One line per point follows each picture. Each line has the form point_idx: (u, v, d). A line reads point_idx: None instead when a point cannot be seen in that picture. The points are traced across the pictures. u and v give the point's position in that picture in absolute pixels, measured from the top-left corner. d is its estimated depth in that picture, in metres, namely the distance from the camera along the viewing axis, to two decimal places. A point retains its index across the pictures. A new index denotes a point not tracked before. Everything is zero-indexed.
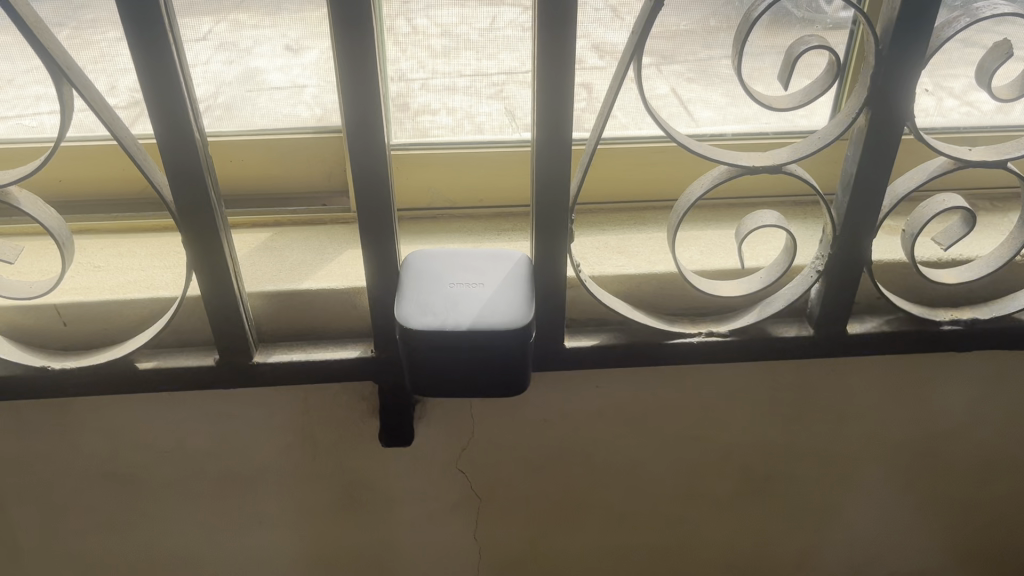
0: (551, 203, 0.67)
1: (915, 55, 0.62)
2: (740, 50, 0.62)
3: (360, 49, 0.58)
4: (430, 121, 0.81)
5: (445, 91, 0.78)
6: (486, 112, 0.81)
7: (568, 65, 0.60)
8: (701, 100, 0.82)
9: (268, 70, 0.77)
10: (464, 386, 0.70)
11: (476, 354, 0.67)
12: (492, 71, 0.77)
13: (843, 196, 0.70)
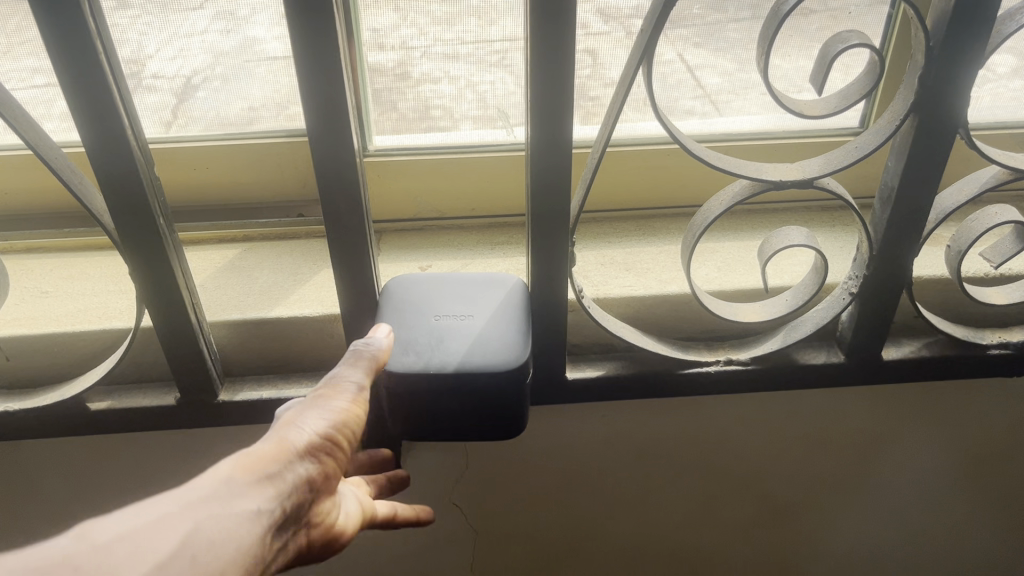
0: (548, 224, 0.58)
1: (972, 52, 0.53)
2: (767, 50, 0.53)
3: (321, 55, 0.49)
4: (432, 91, 0.69)
5: (446, 58, 0.66)
6: (489, 81, 0.68)
7: (567, 68, 0.51)
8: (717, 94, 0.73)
9: (267, 39, 0.65)
10: (455, 429, 0.62)
11: (466, 397, 0.58)
12: (494, 38, 0.65)
13: (882, 211, 0.61)
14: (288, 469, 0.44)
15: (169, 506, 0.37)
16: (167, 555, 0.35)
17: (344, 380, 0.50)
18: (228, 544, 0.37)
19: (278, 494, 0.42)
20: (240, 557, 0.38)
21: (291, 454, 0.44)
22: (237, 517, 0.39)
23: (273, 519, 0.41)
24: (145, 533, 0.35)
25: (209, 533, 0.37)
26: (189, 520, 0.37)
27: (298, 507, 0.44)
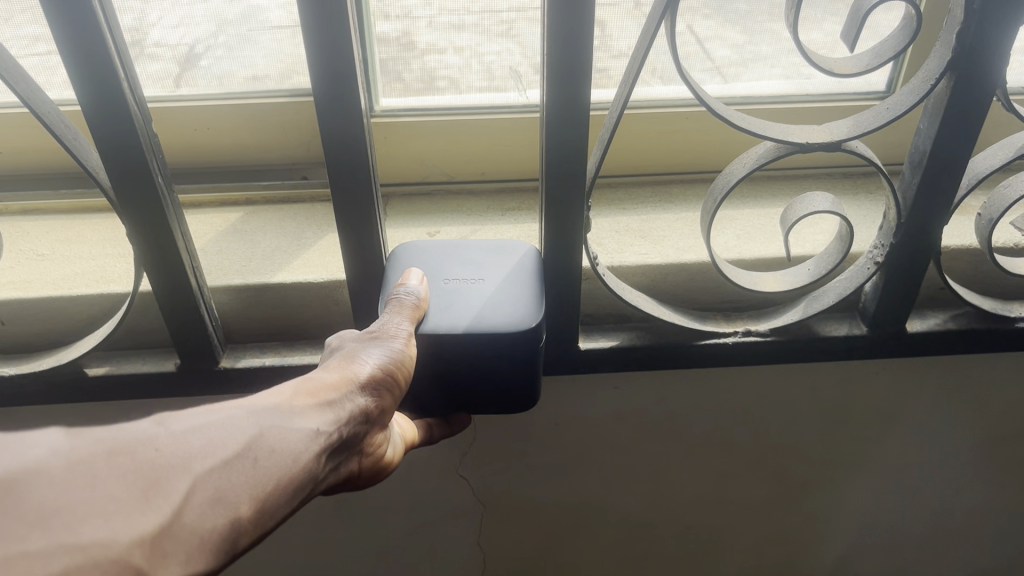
0: (562, 185, 0.55)
1: (1015, 7, 0.50)
2: (798, 7, 0.50)
3: (323, 6, 0.46)
4: (436, 61, 0.67)
5: (453, 29, 0.64)
6: (496, 51, 0.67)
7: (585, 22, 0.47)
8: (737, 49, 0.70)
9: (270, 7, 0.63)
10: (467, 394, 0.59)
11: (477, 360, 0.56)
12: (502, 6, 0.63)
13: (912, 177, 0.59)
14: (345, 397, 0.44)
15: (237, 408, 0.37)
16: (236, 451, 0.35)
17: (399, 321, 0.51)
18: (291, 453, 0.37)
19: (335, 420, 0.42)
20: (301, 472, 0.38)
21: (350, 384, 0.45)
22: (299, 433, 0.39)
23: (333, 440, 0.41)
24: (218, 428, 0.35)
25: (274, 438, 0.37)
26: (255, 423, 0.37)
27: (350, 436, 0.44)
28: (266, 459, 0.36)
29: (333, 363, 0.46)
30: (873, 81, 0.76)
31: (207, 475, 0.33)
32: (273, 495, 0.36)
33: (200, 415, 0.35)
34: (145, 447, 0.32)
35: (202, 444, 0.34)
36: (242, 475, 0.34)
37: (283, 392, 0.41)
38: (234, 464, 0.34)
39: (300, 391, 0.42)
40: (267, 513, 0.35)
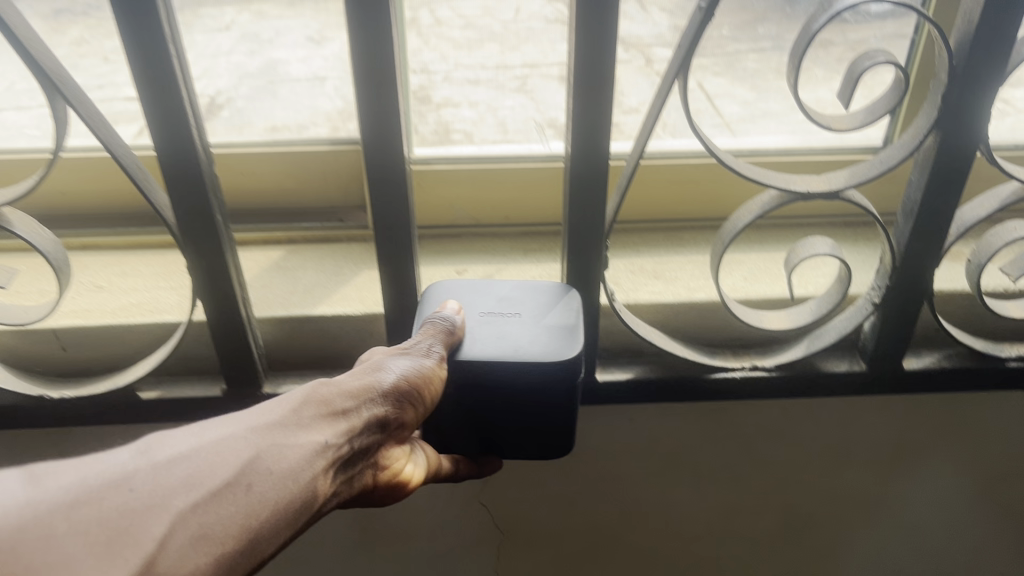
0: (584, 226, 0.61)
1: (993, 71, 0.56)
2: (795, 66, 0.56)
3: (377, 62, 0.52)
4: (451, 114, 0.76)
5: (467, 84, 0.74)
6: (510, 106, 0.76)
7: (607, 80, 0.54)
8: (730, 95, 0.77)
9: (290, 61, 0.75)
10: (502, 427, 0.62)
11: (517, 390, 0.59)
12: (514, 63, 0.73)
13: (905, 224, 0.64)
14: (357, 415, 0.50)
15: (228, 438, 0.43)
16: (226, 481, 0.41)
17: (432, 347, 0.55)
18: (284, 471, 0.43)
19: (339, 436, 0.47)
20: (298, 488, 0.44)
21: (367, 396, 0.50)
22: (297, 452, 0.45)
23: (338, 453, 0.47)
24: (206, 461, 0.41)
25: (269, 460, 0.43)
26: (246, 449, 0.43)
27: (357, 451, 0.49)
28: (260, 482, 0.42)
29: (357, 378, 0.52)
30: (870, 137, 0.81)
31: (193, 506, 0.39)
32: (266, 518, 0.41)
33: (187, 449, 0.42)
34: (128, 491, 0.39)
35: (188, 478, 0.40)
36: (233, 498, 0.40)
37: (284, 413, 0.46)
38: (224, 490, 0.40)
39: (302, 411, 0.47)
40: (261, 535, 0.41)
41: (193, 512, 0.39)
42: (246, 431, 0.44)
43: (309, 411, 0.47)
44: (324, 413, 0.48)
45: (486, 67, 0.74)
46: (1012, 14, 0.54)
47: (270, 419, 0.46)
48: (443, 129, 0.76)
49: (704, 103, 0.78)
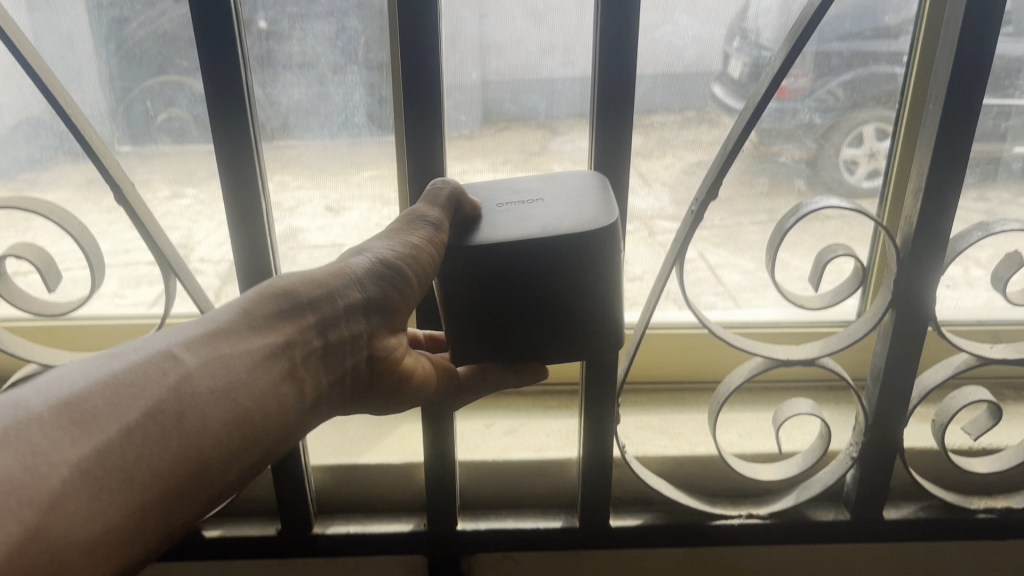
0: (597, 387, 0.71)
1: (933, 262, 0.69)
2: (771, 256, 0.71)
3: None
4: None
5: None
6: None
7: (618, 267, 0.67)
8: (728, 264, 0.92)
9: (310, 228, 0.89)
10: (535, 322, 0.60)
11: (535, 271, 0.57)
12: None
13: (874, 388, 0.75)
14: (311, 310, 0.56)
15: (164, 351, 0.49)
16: (146, 408, 0.46)
17: (418, 224, 0.57)
18: (218, 388, 0.49)
19: (281, 343, 0.54)
20: (227, 400, 0.50)
21: (334, 280, 0.57)
22: (225, 366, 0.51)
23: (281, 354, 0.54)
24: (130, 381, 0.47)
25: (196, 379, 0.49)
26: (178, 364, 0.49)
27: (310, 350, 0.56)
28: (188, 396, 0.48)
29: (313, 275, 0.57)
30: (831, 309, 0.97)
31: (116, 424, 0.45)
32: (189, 437, 0.47)
33: (117, 366, 0.47)
34: (53, 410, 0.44)
35: (112, 399, 0.45)
36: (157, 416, 0.46)
37: (227, 326, 0.52)
38: (150, 406, 0.46)
39: (248, 322, 0.53)
40: (189, 455, 0.47)
41: (112, 433, 0.44)
42: (181, 345, 0.50)
43: (252, 318, 0.54)
44: (268, 317, 0.54)
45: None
46: (941, 218, 0.68)
47: (209, 330, 0.52)
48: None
49: (706, 273, 0.92)
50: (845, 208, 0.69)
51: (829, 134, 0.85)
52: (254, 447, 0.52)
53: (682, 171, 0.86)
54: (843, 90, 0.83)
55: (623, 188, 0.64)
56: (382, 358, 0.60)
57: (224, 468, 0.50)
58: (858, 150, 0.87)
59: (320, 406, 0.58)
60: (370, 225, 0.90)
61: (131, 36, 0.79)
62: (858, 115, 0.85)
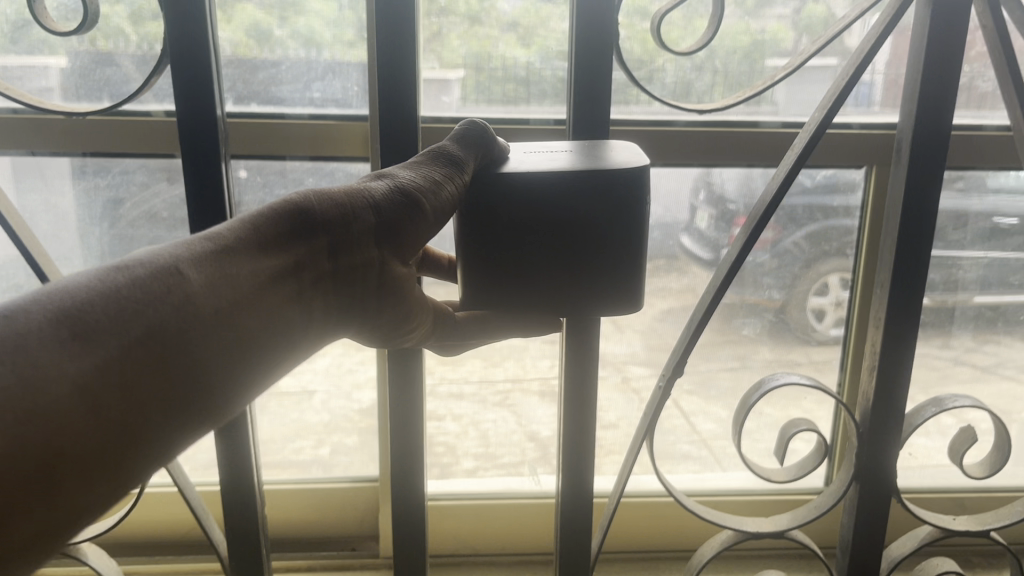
0: (570, 562, 0.73)
1: (891, 438, 0.73)
2: (739, 429, 0.74)
3: None
4: (437, 427, 1.07)
5: (454, 395, 1.05)
6: (491, 418, 1.07)
7: (590, 443, 0.69)
8: (701, 411, 1.09)
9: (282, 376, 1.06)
10: (555, 254, 0.57)
11: (551, 201, 0.55)
12: (499, 377, 1.05)
13: (843, 559, 0.76)
14: (321, 228, 0.51)
15: (166, 262, 0.44)
16: (135, 320, 0.41)
17: (444, 161, 0.54)
18: (223, 305, 0.45)
19: (290, 262, 0.49)
20: (233, 314, 0.46)
21: (351, 197, 0.52)
22: (231, 281, 0.46)
23: (296, 271, 0.50)
24: (132, 291, 0.41)
25: (196, 295, 0.44)
26: (183, 279, 0.43)
27: (317, 270, 0.51)
28: (196, 316, 0.43)
29: (324, 194, 0.51)
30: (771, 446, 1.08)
31: (116, 343, 0.40)
32: (184, 352, 0.43)
33: (116, 275, 0.42)
34: (54, 322, 0.39)
35: (114, 307, 0.41)
36: (167, 332, 0.42)
37: (230, 243, 0.47)
38: (154, 320, 0.42)
39: (253, 238, 0.48)
40: (187, 366, 0.43)
41: (110, 352, 0.40)
42: (187, 259, 0.45)
43: (259, 237, 0.49)
44: (274, 237, 0.49)
45: (470, 383, 1.04)
46: (896, 395, 0.72)
47: (213, 247, 0.47)
48: (430, 442, 1.07)
49: (681, 421, 1.09)
50: (806, 386, 0.73)
51: (796, 283, 1.05)
52: (256, 366, 0.48)
53: (655, 319, 1.05)
54: (807, 242, 1.03)
55: (593, 353, 0.67)
56: (394, 287, 0.55)
57: (230, 393, 0.46)
58: (824, 299, 1.05)
59: (326, 328, 0.54)
60: (341, 368, 1.06)
61: (125, 214, 0.93)
62: (818, 267, 1.04)
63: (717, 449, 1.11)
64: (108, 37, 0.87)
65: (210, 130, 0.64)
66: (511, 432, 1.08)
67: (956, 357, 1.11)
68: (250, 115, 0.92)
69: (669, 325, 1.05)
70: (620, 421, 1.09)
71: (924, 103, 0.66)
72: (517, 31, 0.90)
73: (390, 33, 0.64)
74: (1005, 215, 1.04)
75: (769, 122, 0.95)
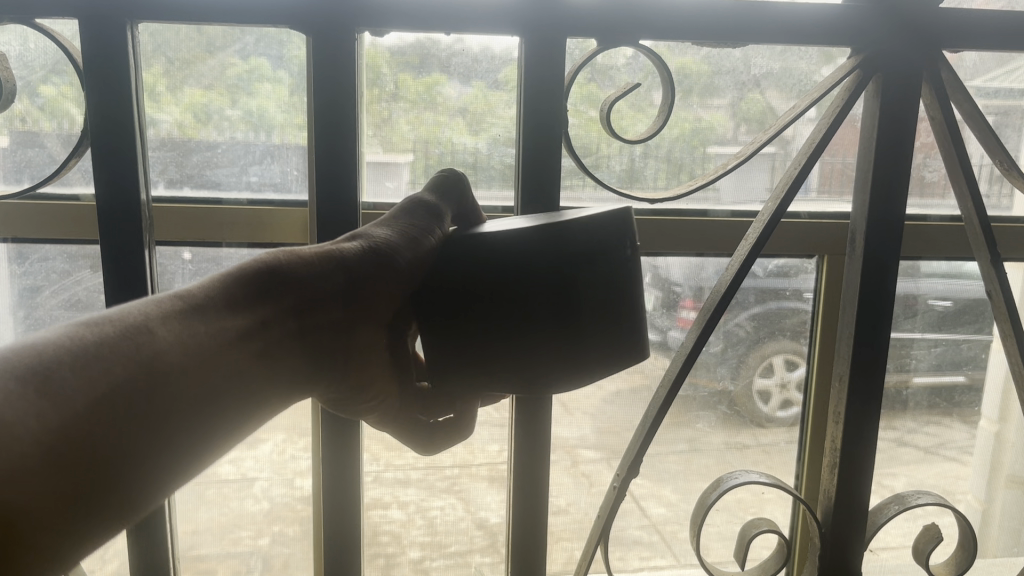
0: None
1: (856, 537, 0.70)
2: (697, 531, 0.70)
3: (346, 501, 0.69)
4: (382, 515, 1.01)
5: (400, 484, 1.00)
6: (439, 506, 1.01)
7: (538, 510, 0.74)
8: (652, 495, 1.04)
9: (223, 463, 1.00)
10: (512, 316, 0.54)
11: (538, 265, 0.53)
12: (448, 464, 1.00)
13: None
14: (293, 285, 0.55)
15: (136, 320, 0.47)
16: (102, 375, 0.44)
17: (416, 220, 0.58)
18: (192, 359, 0.48)
19: (257, 321, 0.53)
20: (201, 371, 0.49)
21: (325, 256, 0.56)
22: (200, 337, 0.49)
23: (263, 326, 0.54)
24: (105, 347, 0.45)
25: (164, 351, 0.47)
26: (152, 336, 0.47)
27: (284, 330, 0.55)
28: (163, 372, 0.46)
29: (293, 255, 0.55)
30: (727, 534, 1.04)
31: (85, 398, 0.43)
32: (155, 407, 0.46)
33: (86, 334, 0.45)
34: (22, 379, 0.41)
35: (86, 362, 0.44)
36: (137, 384, 0.45)
37: (196, 301, 0.51)
38: (123, 374, 0.45)
39: (221, 298, 0.52)
40: (157, 418, 0.46)
41: (80, 407, 0.43)
42: (156, 319, 0.48)
43: (225, 296, 0.53)
44: (241, 296, 0.53)
45: (416, 469, 1.00)
46: (859, 493, 0.69)
47: (181, 307, 0.50)
48: (373, 531, 1.01)
49: (632, 505, 1.03)
50: (766, 484, 0.70)
51: (740, 369, 1.03)
52: (225, 414, 0.51)
53: (602, 400, 1.00)
54: (751, 324, 1.02)
55: (544, 432, 0.72)
56: (356, 341, 0.59)
57: (199, 447, 0.49)
58: (769, 381, 1.03)
59: (295, 381, 0.57)
60: (284, 456, 1.00)
61: (43, 303, 0.88)
62: (766, 348, 1.02)
63: (668, 534, 1.04)
64: (49, 117, 0.83)
65: (133, 212, 0.62)
66: (459, 519, 1.02)
67: (898, 437, 1.08)
68: (184, 200, 0.88)
69: (615, 407, 1.00)
70: (570, 507, 1.01)
71: (878, 191, 0.66)
72: (464, 117, 0.88)
73: (331, 118, 0.62)
74: (940, 298, 1.04)
75: (716, 211, 0.96)
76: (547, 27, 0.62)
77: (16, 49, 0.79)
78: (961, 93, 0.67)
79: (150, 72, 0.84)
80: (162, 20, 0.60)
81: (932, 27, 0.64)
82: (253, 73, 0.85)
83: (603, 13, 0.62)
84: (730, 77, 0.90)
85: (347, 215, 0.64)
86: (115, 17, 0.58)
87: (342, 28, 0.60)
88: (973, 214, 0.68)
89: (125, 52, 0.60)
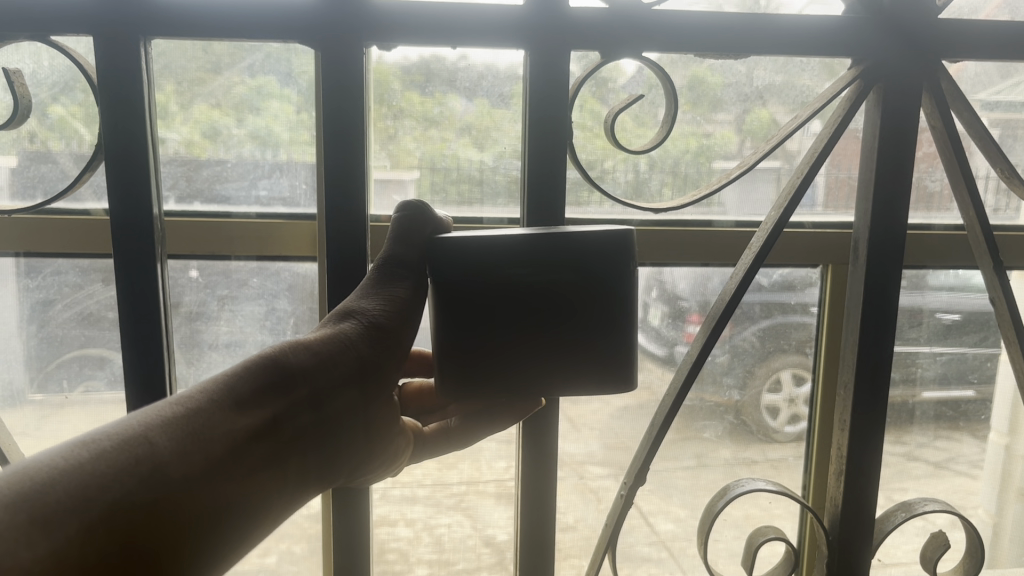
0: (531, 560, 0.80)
1: (864, 544, 0.70)
2: (703, 539, 0.71)
3: None
4: (389, 532, 1.00)
5: (406, 501, 1.01)
6: (446, 522, 1.01)
7: (549, 477, 0.77)
8: (660, 510, 1.03)
9: None
10: (536, 331, 0.60)
11: (544, 269, 0.59)
12: (454, 480, 1.01)
13: None
14: (292, 373, 0.55)
15: (133, 433, 0.46)
16: (101, 494, 0.42)
17: (392, 279, 0.61)
18: (188, 472, 0.47)
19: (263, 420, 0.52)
20: (192, 475, 0.47)
21: (328, 349, 0.57)
22: (209, 445, 0.49)
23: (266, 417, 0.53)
24: (91, 466, 0.43)
25: (167, 465, 0.46)
26: (152, 450, 0.46)
27: (290, 424, 0.54)
28: (161, 485, 0.45)
29: (290, 345, 0.56)
30: (733, 549, 1.03)
31: (81, 524, 0.41)
32: (151, 521, 0.45)
33: (81, 450, 0.43)
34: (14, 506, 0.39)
35: (85, 482, 0.42)
36: (138, 506, 0.44)
37: (199, 406, 0.50)
38: (123, 495, 0.43)
39: (227, 400, 0.51)
40: (166, 538, 0.46)
41: (75, 533, 0.41)
42: (156, 429, 0.47)
43: (225, 401, 0.51)
44: (247, 399, 0.52)
45: (423, 485, 1.00)
46: (864, 499, 0.70)
47: (184, 412, 0.49)
48: (381, 548, 1.00)
49: (640, 521, 1.03)
50: (773, 492, 0.70)
51: (748, 381, 1.03)
52: (228, 527, 0.51)
53: (609, 417, 1.00)
54: (758, 337, 1.02)
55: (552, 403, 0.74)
56: (344, 428, 0.59)
57: (198, 554, 0.48)
58: (778, 396, 1.03)
59: (306, 481, 0.58)
60: None
61: (56, 316, 0.89)
62: (773, 362, 1.03)
63: (677, 550, 1.03)
64: (58, 137, 0.85)
65: (146, 223, 0.63)
66: (466, 536, 1.01)
67: (909, 452, 1.08)
68: (194, 214, 0.89)
69: (623, 423, 1.00)
70: (578, 523, 1.01)
71: (878, 201, 0.67)
72: (468, 134, 0.88)
73: (341, 132, 0.63)
74: (946, 312, 1.04)
75: (721, 223, 0.97)
76: (554, 40, 0.63)
77: (29, 67, 0.81)
78: (961, 103, 0.68)
79: (163, 90, 0.85)
80: (176, 36, 0.62)
81: (933, 39, 0.65)
82: (262, 90, 0.86)
83: (608, 25, 0.63)
84: (734, 90, 0.91)
85: (356, 228, 0.64)
86: (131, 34, 0.60)
87: (351, 42, 0.62)
88: (975, 221, 0.69)
89: (137, 64, 0.61)
